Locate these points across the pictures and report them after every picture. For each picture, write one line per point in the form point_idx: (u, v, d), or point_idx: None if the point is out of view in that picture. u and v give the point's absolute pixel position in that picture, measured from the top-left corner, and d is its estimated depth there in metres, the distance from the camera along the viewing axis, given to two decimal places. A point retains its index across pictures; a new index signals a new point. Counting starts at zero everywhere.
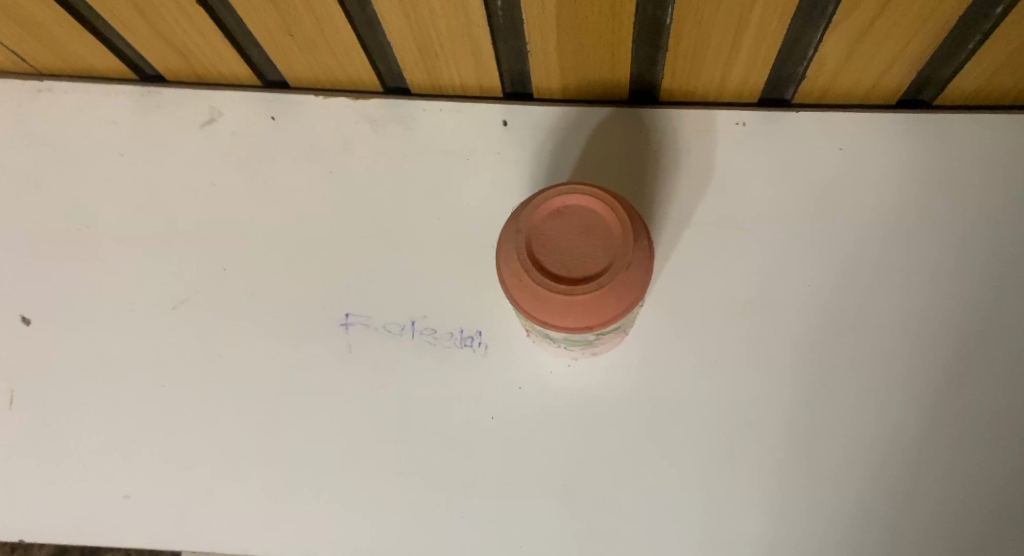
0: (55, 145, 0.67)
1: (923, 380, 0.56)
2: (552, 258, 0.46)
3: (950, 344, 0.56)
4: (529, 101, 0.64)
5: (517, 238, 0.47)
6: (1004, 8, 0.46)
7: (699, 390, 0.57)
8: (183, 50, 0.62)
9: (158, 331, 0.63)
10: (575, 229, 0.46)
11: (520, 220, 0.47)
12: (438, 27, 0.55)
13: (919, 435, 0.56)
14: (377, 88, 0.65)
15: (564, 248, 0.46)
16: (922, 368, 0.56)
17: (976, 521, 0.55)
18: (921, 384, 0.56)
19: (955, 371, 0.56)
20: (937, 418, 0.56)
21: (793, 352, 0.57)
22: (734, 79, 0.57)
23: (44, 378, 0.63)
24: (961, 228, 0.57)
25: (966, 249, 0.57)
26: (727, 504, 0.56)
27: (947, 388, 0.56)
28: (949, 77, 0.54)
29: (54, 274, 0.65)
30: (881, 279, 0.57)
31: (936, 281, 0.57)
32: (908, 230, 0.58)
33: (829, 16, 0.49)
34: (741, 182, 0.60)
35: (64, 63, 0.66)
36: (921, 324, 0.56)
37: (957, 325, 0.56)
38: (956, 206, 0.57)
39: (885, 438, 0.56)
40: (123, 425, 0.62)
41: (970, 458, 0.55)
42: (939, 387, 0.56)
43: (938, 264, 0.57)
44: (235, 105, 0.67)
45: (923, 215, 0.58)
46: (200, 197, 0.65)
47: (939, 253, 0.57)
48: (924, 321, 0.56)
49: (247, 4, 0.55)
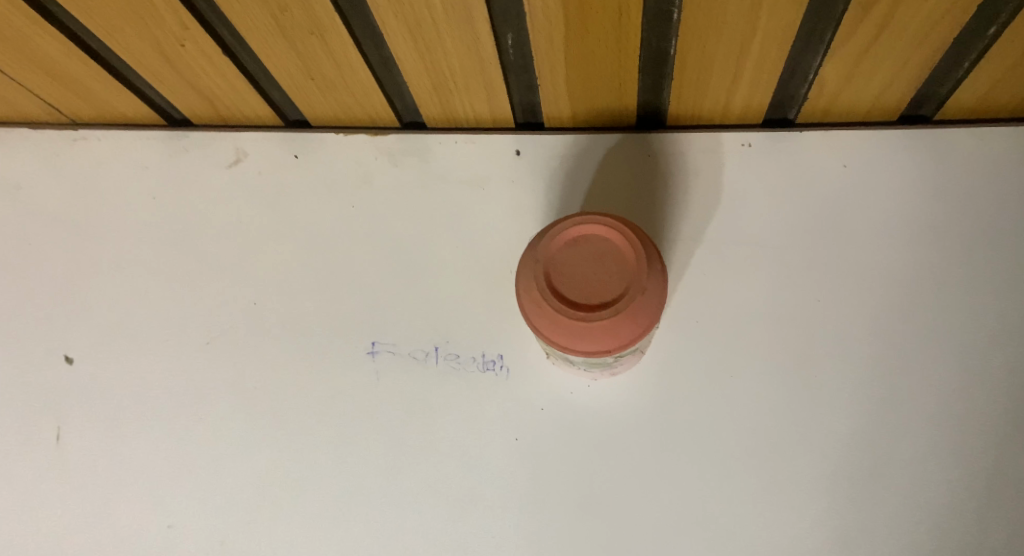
0: (91, 190, 0.71)
1: (940, 389, 0.57)
2: (569, 286, 0.48)
3: (965, 353, 0.57)
4: (541, 130, 0.66)
5: (535, 268, 0.49)
6: (997, 28, 0.47)
7: (717, 405, 0.59)
8: (209, 95, 0.65)
9: (193, 365, 0.66)
10: (590, 257, 0.48)
11: (538, 250, 0.49)
12: (452, 65, 0.57)
13: (942, 443, 0.56)
14: (394, 125, 0.68)
15: (581, 277, 0.48)
16: (939, 378, 0.57)
17: (1007, 529, 0.54)
18: (940, 392, 0.57)
19: (973, 379, 0.56)
20: (958, 425, 0.56)
21: (808, 365, 0.58)
22: (739, 102, 0.59)
23: (88, 414, 0.66)
24: (967, 238, 0.58)
25: (975, 259, 0.58)
26: (752, 517, 0.57)
27: (965, 396, 0.56)
28: (949, 93, 0.55)
29: (95, 313, 0.68)
30: (892, 291, 0.58)
31: (947, 291, 0.58)
32: (915, 242, 0.59)
33: (827, 41, 0.51)
34: (750, 201, 0.62)
35: (98, 113, 0.70)
36: (934, 333, 0.57)
37: (971, 334, 0.57)
38: (964, 218, 0.58)
39: (906, 448, 0.56)
40: (164, 456, 0.64)
41: (995, 464, 0.55)
42: (957, 395, 0.56)
43: (947, 274, 0.58)
44: (260, 146, 0.70)
45: (929, 226, 0.59)
46: (230, 233, 0.68)
47: (947, 264, 0.58)
48: (938, 332, 0.57)
49: (272, 52, 0.58)
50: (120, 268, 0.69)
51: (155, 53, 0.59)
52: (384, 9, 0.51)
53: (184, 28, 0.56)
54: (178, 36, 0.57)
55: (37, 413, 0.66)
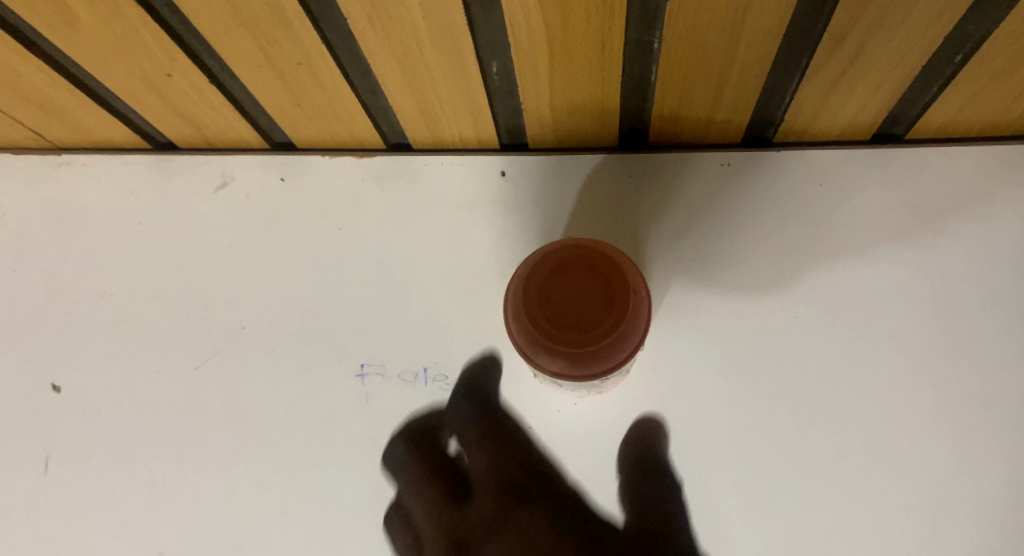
0: (76, 217, 0.70)
1: (905, 397, 0.60)
2: (552, 319, 0.49)
3: (928, 363, 0.60)
4: (526, 151, 0.67)
5: (520, 299, 0.50)
6: (963, 57, 0.49)
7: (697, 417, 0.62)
8: (195, 121, 0.66)
9: (184, 390, 0.66)
10: (575, 287, 0.49)
11: (520, 281, 0.50)
12: (437, 90, 0.58)
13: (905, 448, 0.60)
14: (380, 146, 0.68)
15: (565, 307, 0.49)
16: (910, 388, 0.60)
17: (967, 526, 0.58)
18: (905, 400, 0.60)
19: (936, 388, 0.60)
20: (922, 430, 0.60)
21: (785, 377, 0.62)
22: (718, 123, 0.61)
23: (76, 443, 0.65)
24: (931, 254, 0.62)
25: (939, 273, 0.61)
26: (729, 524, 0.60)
27: (929, 403, 0.60)
28: (918, 115, 0.58)
29: (82, 340, 0.67)
30: (860, 307, 0.62)
31: (913, 305, 0.61)
32: (884, 258, 0.62)
33: (801, 69, 0.52)
34: (728, 222, 0.64)
35: (81, 138, 0.69)
36: (898, 343, 0.61)
37: (934, 345, 0.61)
38: (932, 235, 0.62)
39: (880, 454, 0.60)
40: (154, 484, 0.64)
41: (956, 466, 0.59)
42: (921, 402, 0.60)
43: (913, 289, 0.61)
44: (248, 170, 0.70)
45: (896, 244, 0.62)
46: (217, 258, 0.69)
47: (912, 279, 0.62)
48: (903, 343, 0.61)
49: (260, 80, 0.59)
50: (108, 295, 0.68)
51: (142, 83, 0.60)
52: (370, 39, 0.52)
53: (172, 60, 0.57)
54: (166, 68, 0.58)
55: (24, 443, 0.66)
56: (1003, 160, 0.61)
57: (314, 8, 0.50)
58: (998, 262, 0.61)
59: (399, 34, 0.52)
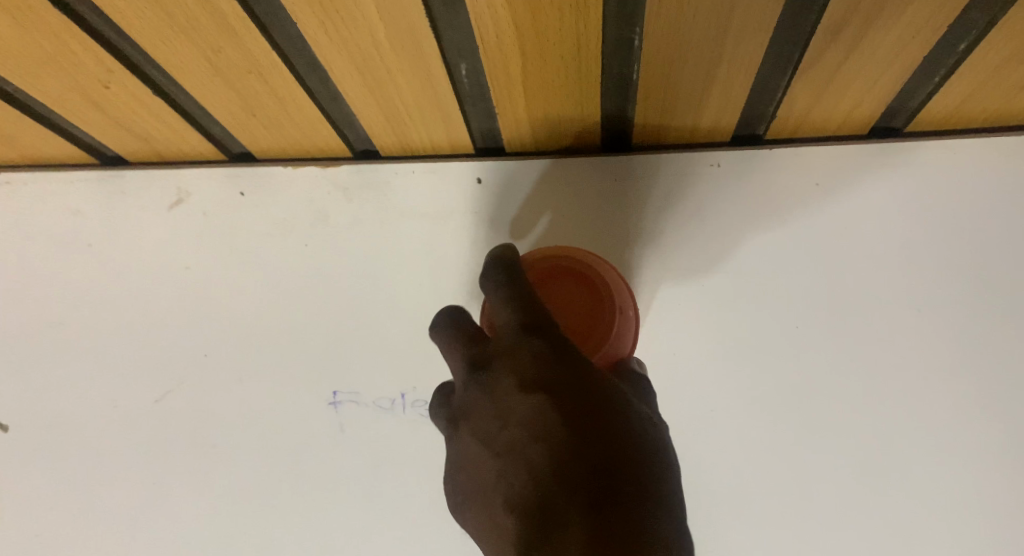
0: (20, 241, 0.66)
1: (888, 404, 0.60)
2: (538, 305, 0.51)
3: (918, 369, 0.59)
4: (502, 156, 0.62)
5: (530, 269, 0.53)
6: (967, 45, 0.45)
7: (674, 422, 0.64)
8: (141, 133, 0.60)
9: (146, 424, 0.62)
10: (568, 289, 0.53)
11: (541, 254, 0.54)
12: (402, 94, 0.54)
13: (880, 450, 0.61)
14: (345, 155, 0.63)
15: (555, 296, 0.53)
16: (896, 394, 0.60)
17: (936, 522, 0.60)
18: (887, 407, 0.60)
19: (923, 394, 0.59)
20: (902, 434, 0.60)
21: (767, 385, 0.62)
22: (707, 121, 0.57)
23: (31, 483, 0.63)
24: (929, 256, 0.59)
25: (937, 277, 0.58)
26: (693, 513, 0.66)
27: (912, 408, 0.60)
28: (920, 107, 0.54)
29: (32, 375, 0.63)
30: (851, 313, 0.60)
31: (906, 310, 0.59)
32: (879, 262, 0.59)
33: (794, 64, 0.48)
34: (718, 229, 0.61)
35: (19, 155, 0.64)
36: (887, 348, 0.60)
37: (926, 350, 0.59)
38: (931, 234, 0.58)
39: (858, 457, 0.61)
40: (118, 519, 0.63)
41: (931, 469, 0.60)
42: (905, 406, 0.60)
43: (907, 294, 0.59)
44: (203, 184, 0.65)
45: (892, 246, 0.59)
46: (174, 282, 0.64)
47: (907, 282, 0.59)
48: (895, 350, 0.59)
49: (208, 89, 0.54)
50: (58, 324, 0.64)
51: (79, 95, 0.55)
52: (322, 43, 0.48)
53: (108, 71, 0.52)
54: (102, 79, 0.53)
55: None
56: (1011, 153, 0.56)
57: (257, 11, 0.45)
58: (1001, 263, 0.57)
59: (354, 37, 0.47)
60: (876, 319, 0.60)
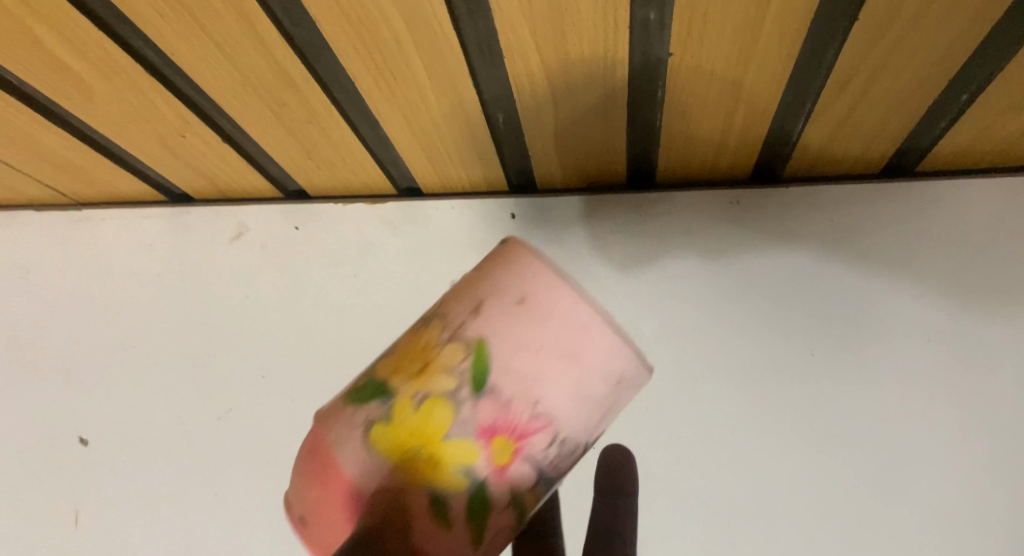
0: (98, 272, 0.73)
1: (934, 433, 0.57)
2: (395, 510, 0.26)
3: (957, 396, 0.58)
4: (535, 193, 0.68)
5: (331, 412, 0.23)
6: (969, 95, 0.49)
7: (717, 450, 0.60)
8: (209, 175, 0.67)
9: (207, 440, 0.67)
10: None
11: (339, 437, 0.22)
12: (444, 139, 0.59)
13: (935, 482, 0.56)
14: (392, 193, 0.69)
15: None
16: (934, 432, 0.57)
17: None
18: (933, 436, 0.57)
19: (966, 422, 0.57)
20: (955, 465, 0.56)
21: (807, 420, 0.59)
22: (726, 160, 0.61)
23: (102, 496, 0.67)
24: (949, 285, 0.60)
25: (959, 305, 0.60)
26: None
27: (958, 437, 0.57)
28: (929, 147, 0.57)
29: (107, 393, 0.69)
30: (881, 340, 0.60)
31: (934, 337, 0.59)
32: (900, 291, 0.61)
33: (806, 110, 0.53)
34: (740, 259, 0.64)
35: (99, 193, 0.71)
36: (920, 375, 0.59)
37: (960, 377, 0.58)
38: (947, 269, 0.61)
39: (912, 492, 0.57)
40: (175, 533, 0.65)
41: (995, 503, 0.55)
42: (950, 436, 0.57)
43: (932, 322, 0.60)
44: (262, 220, 0.72)
45: (911, 276, 0.61)
46: (234, 308, 0.70)
47: (931, 309, 0.60)
48: (929, 377, 0.59)
49: (271, 137, 0.60)
50: (131, 346, 0.71)
51: (157, 143, 0.61)
52: (377, 98, 0.53)
53: (185, 122, 0.58)
54: (179, 129, 0.59)
55: (52, 498, 0.67)
56: (1015, 192, 0.60)
57: (319, 72, 0.51)
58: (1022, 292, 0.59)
59: (405, 92, 0.53)
60: (904, 344, 0.60)
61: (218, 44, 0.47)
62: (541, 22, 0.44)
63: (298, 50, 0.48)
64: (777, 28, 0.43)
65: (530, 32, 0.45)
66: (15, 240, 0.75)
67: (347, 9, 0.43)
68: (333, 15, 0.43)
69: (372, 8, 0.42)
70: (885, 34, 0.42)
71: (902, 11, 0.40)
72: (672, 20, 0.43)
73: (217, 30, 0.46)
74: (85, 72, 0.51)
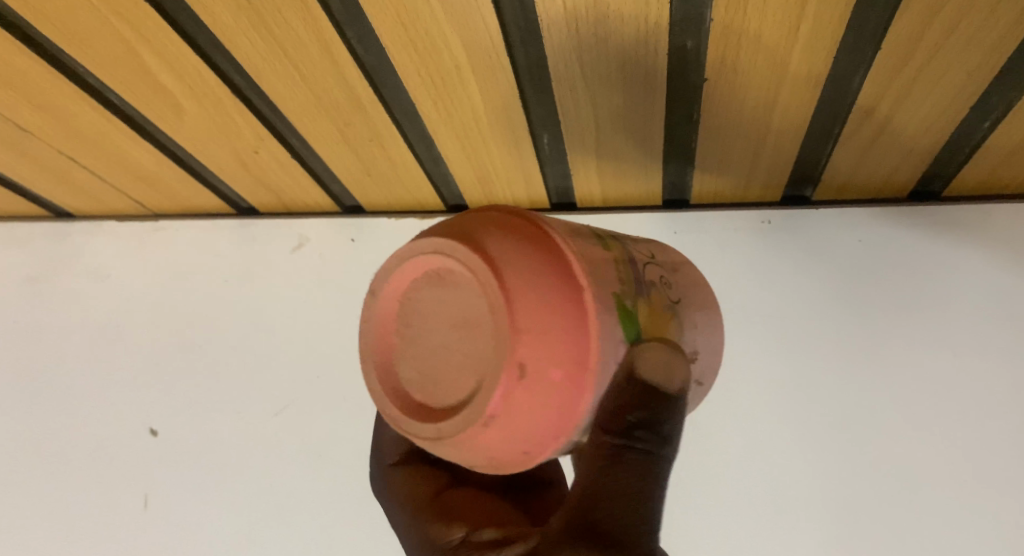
0: (169, 277, 0.80)
1: (948, 440, 0.62)
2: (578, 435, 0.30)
3: (974, 408, 0.62)
4: (575, 211, 0.74)
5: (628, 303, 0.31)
6: (991, 122, 0.52)
7: (736, 443, 0.68)
8: (276, 189, 0.73)
9: (264, 434, 0.73)
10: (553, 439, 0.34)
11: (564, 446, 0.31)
12: (493, 158, 0.65)
13: (939, 484, 0.62)
14: (441, 208, 0.75)
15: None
16: (943, 439, 0.62)
17: None
18: (944, 444, 0.62)
19: (980, 432, 0.61)
20: (964, 469, 0.61)
21: (817, 421, 0.66)
22: (757, 183, 0.66)
23: (170, 483, 0.74)
24: (971, 305, 0.63)
25: (981, 325, 0.63)
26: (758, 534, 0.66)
27: (971, 444, 0.61)
28: (955, 173, 0.60)
29: (177, 389, 0.76)
30: (901, 354, 0.65)
31: (955, 353, 0.63)
32: (924, 308, 0.65)
33: (834, 135, 0.56)
34: (769, 276, 0.69)
35: (174, 205, 0.78)
36: (939, 387, 0.63)
37: (979, 392, 0.62)
38: (968, 290, 0.64)
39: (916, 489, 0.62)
40: (235, 517, 0.72)
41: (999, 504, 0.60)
42: (964, 444, 0.62)
43: (954, 339, 0.63)
44: (320, 231, 0.78)
45: (936, 296, 0.64)
46: (294, 313, 0.76)
47: (954, 328, 0.64)
48: (948, 390, 0.63)
49: (335, 154, 0.66)
50: (199, 346, 0.77)
51: (232, 158, 0.67)
52: (434, 117, 0.59)
53: (259, 139, 0.64)
54: (254, 146, 0.65)
55: (126, 484, 0.75)
56: None
57: (385, 94, 0.56)
58: None
59: (458, 112, 0.58)
60: (922, 358, 0.64)
61: (297, 68, 0.53)
62: (587, 48, 0.48)
63: (367, 73, 0.54)
64: (806, 58, 0.47)
65: (577, 59, 0.50)
66: (95, 247, 0.82)
67: (415, 38, 0.48)
68: (401, 41, 0.49)
69: (437, 35, 0.48)
70: (906, 63, 0.46)
71: (921, 42, 0.44)
72: (708, 49, 0.47)
73: (298, 56, 0.52)
74: (178, 92, 0.57)
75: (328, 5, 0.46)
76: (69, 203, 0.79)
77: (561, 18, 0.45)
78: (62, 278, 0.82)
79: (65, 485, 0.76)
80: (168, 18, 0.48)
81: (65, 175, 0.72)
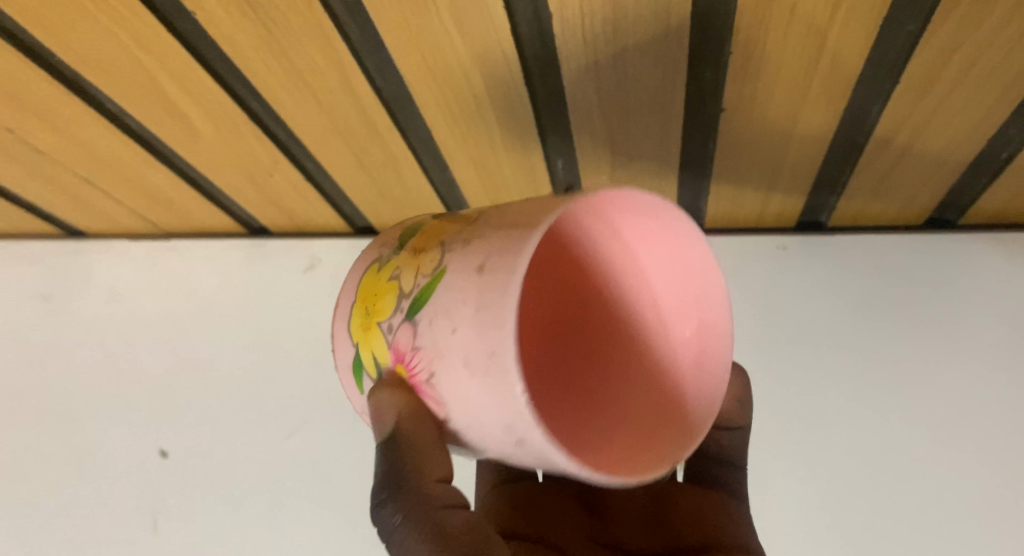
0: (182, 297, 0.80)
1: (955, 468, 0.62)
2: None
3: (981, 437, 0.62)
4: None
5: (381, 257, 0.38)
6: (1009, 153, 0.51)
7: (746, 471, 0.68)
8: (289, 211, 0.74)
9: (274, 455, 0.74)
10: None
11: None
12: (508, 182, 0.65)
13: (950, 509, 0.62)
14: None
15: (642, 439, 0.36)
16: (952, 467, 0.62)
17: None
18: (951, 471, 0.62)
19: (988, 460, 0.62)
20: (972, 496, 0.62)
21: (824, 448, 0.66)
22: (772, 209, 0.65)
23: (179, 504, 0.75)
24: (981, 335, 0.64)
25: (991, 354, 0.63)
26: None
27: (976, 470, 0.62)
28: (971, 202, 0.59)
29: (187, 411, 0.77)
30: (913, 384, 0.65)
31: (965, 381, 0.63)
32: (933, 336, 0.65)
33: (851, 163, 0.56)
34: (780, 300, 0.69)
35: (186, 224, 0.78)
36: (949, 415, 0.63)
37: (988, 422, 0.62)
38: (979, 318, 0.64)
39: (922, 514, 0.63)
40: (243, 538, 0.73)
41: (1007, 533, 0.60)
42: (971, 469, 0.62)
43: (962, 368, 0.64)
44: (333, 252, 0.78)
45: (947, 325, 0.65)
46: (306, 335, 0.77)
47: (962, 356, 0.64)
48: (957, 419, 0.63)
49: (349, 178, 0.66)
50: (210, 368, 0.78)
51: (245, 180, 0.68)
52: (450, 142, 0.59)
53: (274, 163, 0.64)
54: (269, 169, 0.65)
55: (137, 505, 0.75)
56: None
57: (401, 122, 0.57)
58: None
59: (473, 139, 0.58)
60: (931, 386, 0.64)
61: (315, 95, 0.53)
62: (605, 77, 0.48)
63: (384, 100, 0.54)
64: (825, 87, 0.46)
65: (595, 87, 0.50)
66: (104, 266, 0.82)
67: (433, 66, 0.49)
68: (420, 70, 0.49)
69: (456, 64, 0.48)
70: (925, 95, 0.46)
71: (943, 73, 0.43)
72: (726, 80, 0.47)
73: (317, 83, 0.52)
74: (196, 118, 0.57)
75: (348, 34, 0.46)
76: (82, 222, 0.78)
77: (579, 48, 0.46)
78: (71, 298, 0.82)
79: (76, 508, 0.76)
80: (188, 43, 0.48)
81: (79, 195, 0.72)
